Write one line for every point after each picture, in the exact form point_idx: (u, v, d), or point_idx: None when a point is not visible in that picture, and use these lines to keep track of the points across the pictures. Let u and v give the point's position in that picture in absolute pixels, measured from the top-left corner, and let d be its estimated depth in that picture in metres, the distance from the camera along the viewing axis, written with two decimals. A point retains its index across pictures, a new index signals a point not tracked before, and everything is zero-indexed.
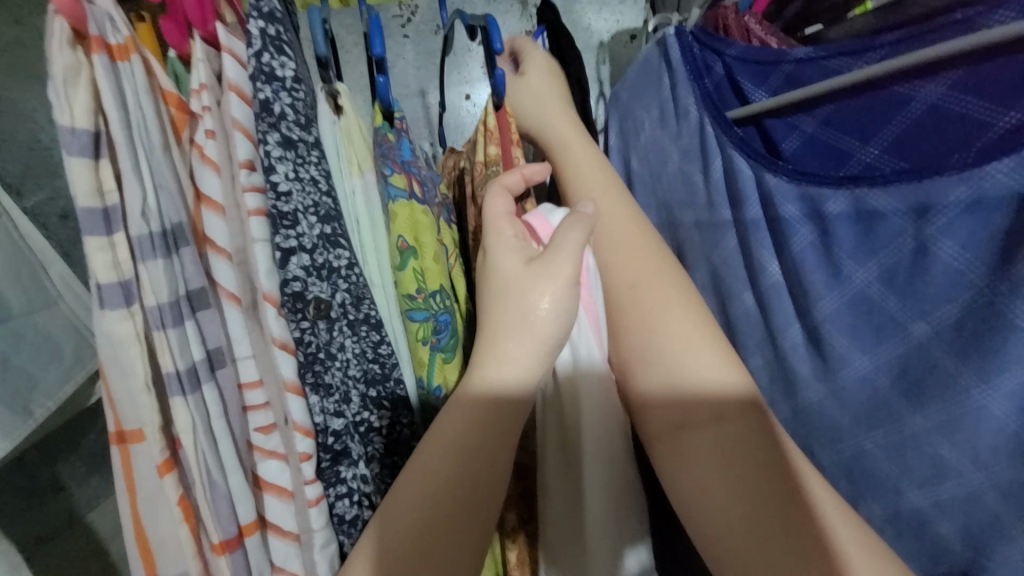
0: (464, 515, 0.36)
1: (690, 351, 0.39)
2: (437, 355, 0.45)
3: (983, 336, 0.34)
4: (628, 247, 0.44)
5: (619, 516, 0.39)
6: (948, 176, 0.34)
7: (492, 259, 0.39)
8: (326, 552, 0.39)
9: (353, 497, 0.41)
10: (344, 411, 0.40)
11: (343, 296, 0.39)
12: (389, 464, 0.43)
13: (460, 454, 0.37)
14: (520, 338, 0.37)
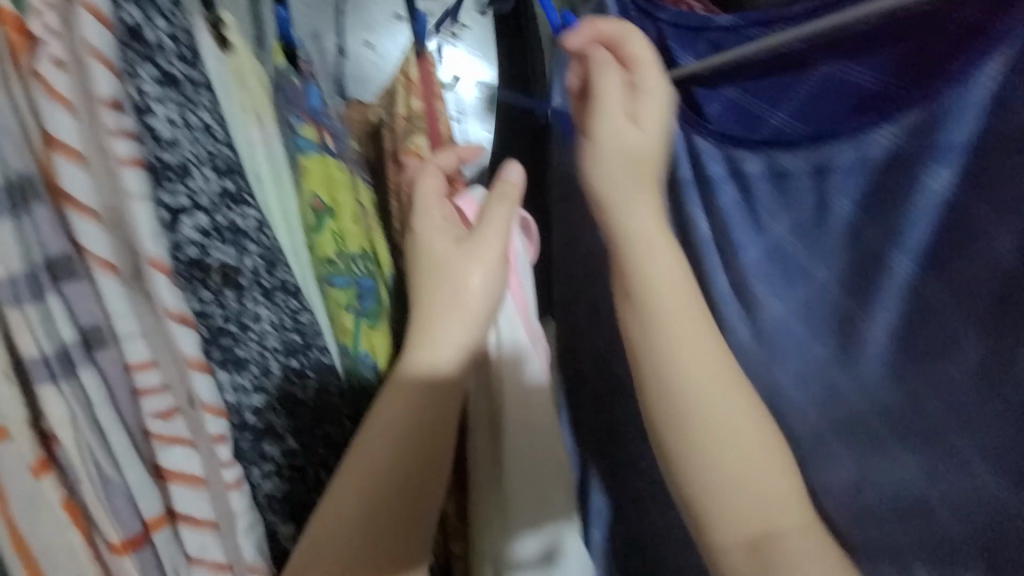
0: (396, 509, 0.37)
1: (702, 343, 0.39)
2: (362, 321, 0.43)
3: (859, 283, 0.41)
4: (701, 372, 0.38)
5: (537, 491, 0.43)
6: (840, 140, 0.42)
7: (418, 241, 0.39)
8: (252, 535, 0.36)
9: (281, 474, 0.38)
10: (265, 384, 0.37)
11: (254, 261, 0.36)
12: (319, 433, 0.41)
13: (394, 444, 0.37)
14: (450, 322, 0.38)
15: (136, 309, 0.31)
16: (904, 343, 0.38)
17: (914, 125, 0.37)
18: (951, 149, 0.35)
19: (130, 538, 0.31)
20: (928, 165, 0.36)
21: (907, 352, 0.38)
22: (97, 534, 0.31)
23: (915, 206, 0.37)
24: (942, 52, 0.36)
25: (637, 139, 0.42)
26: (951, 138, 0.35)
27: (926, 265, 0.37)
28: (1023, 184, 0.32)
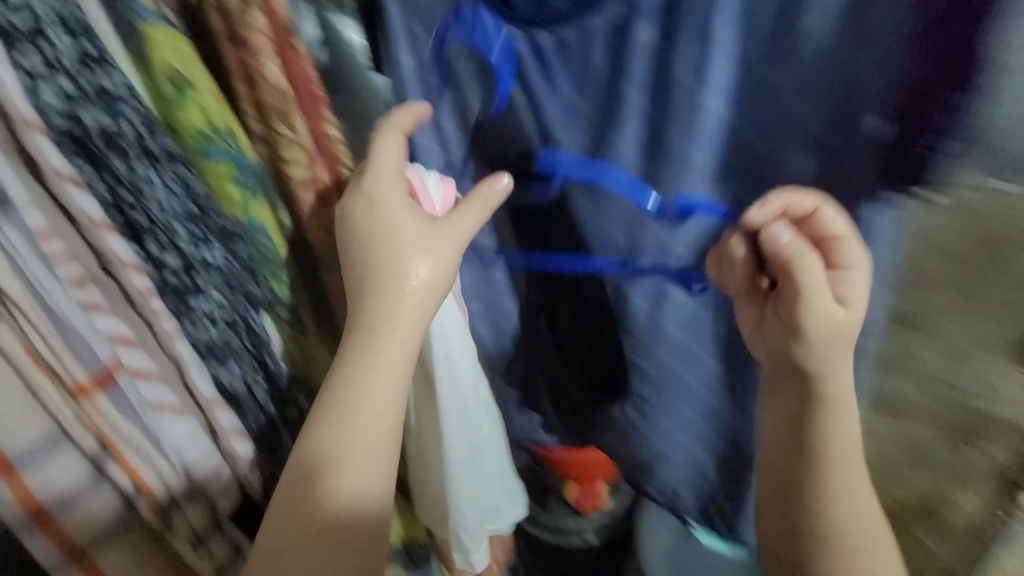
0: (351, 464, 0.46)
1: (849, 457, 0.52)
2: (247, 193, 0.48)
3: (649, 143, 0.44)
4: (851, 486, 0.53)
5: (479, 476, 0.62)
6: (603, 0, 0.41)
7: (386, 221, 0.48)
8: (204, 378, 0.42)
9: (217, 323, 0.43)
10: (176, 246, 0.41)
11: (131, 127, 0.37)
12: (243, 294, 0.46)
13: (354, 404, 0.46)
14: (390, 313, 0.47)
15: (23, 178, 0.32)
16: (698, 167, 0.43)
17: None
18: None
19: (96, 379, 0.36)
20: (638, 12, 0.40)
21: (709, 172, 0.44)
22: (61, 376, 0.35)
23: (639, 53, 0.41)
24: None
25: (840, 316, 0.47)
26: None
27: (708, 89, 0.40)
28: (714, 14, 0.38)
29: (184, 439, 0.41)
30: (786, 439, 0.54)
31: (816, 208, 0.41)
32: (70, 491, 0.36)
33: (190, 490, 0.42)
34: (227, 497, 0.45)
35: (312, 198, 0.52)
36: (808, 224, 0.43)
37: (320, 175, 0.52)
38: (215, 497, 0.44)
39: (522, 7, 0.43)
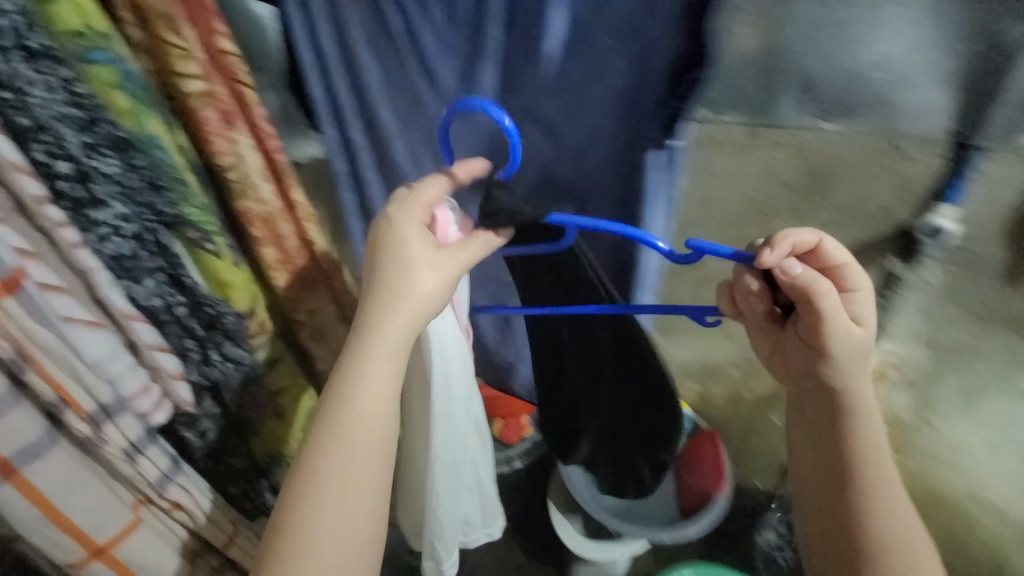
0: (343, 484, 0.51)
1: (868, 443, 0.61)
2: (136, 104, 0.44)
3: (513, 77, 0.59)
4: (877, 469, 0.61)
5: (463, 525, 0.85)
6: None
7: (400, 244, 0.52)
8: (116, 289, 0.43)
9: (121, 235, 0.46)
10: (68, 154, 0.42)
11: (5, 20, 0.36)
12: (148, 209, 0.47)
13: (348, 427, 0.52)
14: (387, 339, 0.52)
15: None
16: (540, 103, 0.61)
17: None
18: None
19: (2, 285, 0.36)
20: None
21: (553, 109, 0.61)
22: None
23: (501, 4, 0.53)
24: None
25: (859, 333, 0.59)
26: None
27: (547, 41, 0.55)
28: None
29: (101, 353, 0.43)
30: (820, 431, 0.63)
31: (820, 243, 0.57)
32: None
33: (115, 403, 0.45)
34: (158, 412, 0.49)
35: (215, 114, 0.53)
36: (814, 255, 0.59)
37: (216, 88, 0.51)
38: (143, 411, 0.48)
39: None
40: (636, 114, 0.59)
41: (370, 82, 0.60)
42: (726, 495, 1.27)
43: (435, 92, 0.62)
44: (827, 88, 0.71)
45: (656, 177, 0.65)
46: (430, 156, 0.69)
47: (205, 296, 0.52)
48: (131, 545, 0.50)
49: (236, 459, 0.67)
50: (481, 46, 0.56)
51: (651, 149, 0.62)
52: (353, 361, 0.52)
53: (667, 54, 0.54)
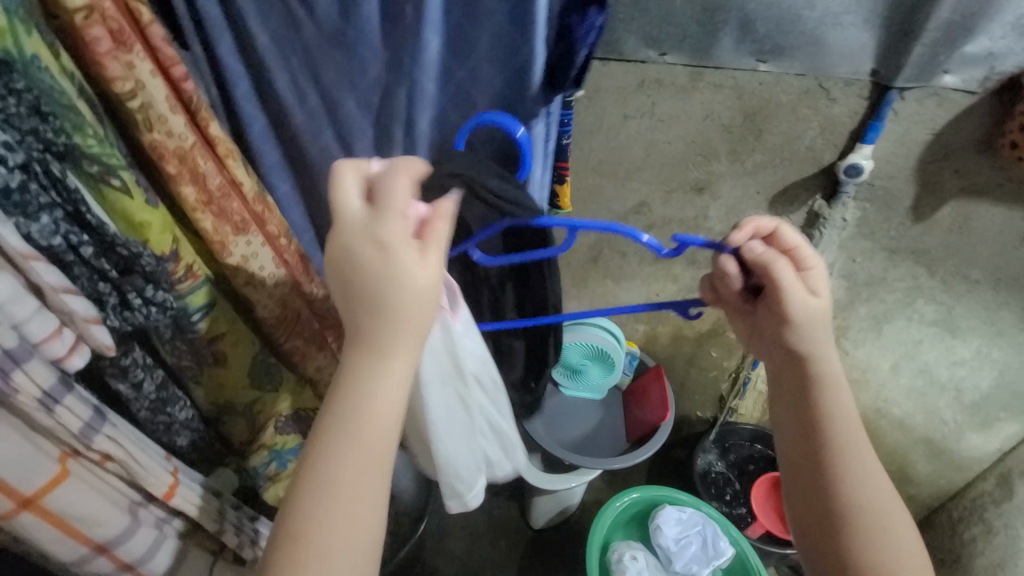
0: (351, 496, 0.47)
1: (837, 406, 0.59)
2: (7, 15, 0.39)
3: (396, 17, 0.58)
4: (847, 431, 0.59)
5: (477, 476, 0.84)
6: None
7: (387, 244, 0.47)
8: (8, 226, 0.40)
9: (9, 164, 0.42)
10: None
11: None
12: (37, 139, 0.44)
13: (368, 430, 0.48)
14: (392, 345, 0.48)
15: None
16: (451, 50, 0.61)
17: None
18: None
19: None
20: None
21: (455, 57, 0.62)
22: None
23: None
24: None
25: (817, 303, 0.58)
26: None
27: None
28: None
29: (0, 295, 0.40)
30: (789, 398, 0.61)
31: (774, 228, 0.60)
32: None
33: (21, 349, 0.42)
34: (75, 356, 0.46)
35: (104, 36, 0.47)
36: (774, 239, 0.61)
37: (101, 2, 0.46)
38: (57, 357, 0.45)
39: None
40: (520, 61, 0.61)
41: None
42: (668, 424, 1.35)
43: (312, 18, 0.58)
44: (759, 24, 0.88)
45: (541, 133, 0.69)
46: (315, 91, 0.64)
47: (113, 236, 0.49)
48: (61, 496, 0.49)
49: (177, 411, 0.65)
50: None
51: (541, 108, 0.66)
52: (380, 362, 0.48)
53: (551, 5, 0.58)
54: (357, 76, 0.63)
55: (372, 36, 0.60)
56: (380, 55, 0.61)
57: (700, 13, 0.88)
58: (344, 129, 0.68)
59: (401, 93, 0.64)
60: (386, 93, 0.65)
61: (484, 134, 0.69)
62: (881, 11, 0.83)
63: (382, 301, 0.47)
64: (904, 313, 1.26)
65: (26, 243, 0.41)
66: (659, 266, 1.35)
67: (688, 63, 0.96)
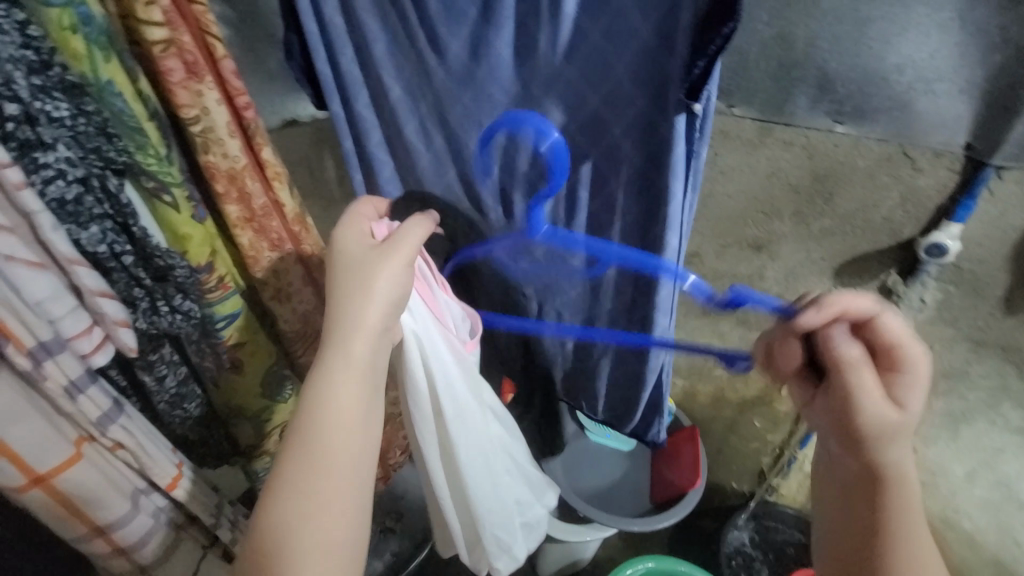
0: (307, 486, 0.49)
1: (899, 492, 0.49)
2: (94, 46, 0.45)
3: (525, 62, 0.61)
4: (908, 519, 0.49)
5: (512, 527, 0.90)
6: None
7: (343, 245, 0.56)
8: (59, 234, 0.45)
9: (66, 179, 0.47)
10: (17, 95, 0.43)
11: None
12: (98, 156, 0.48)
13: (326, 427, 0.51)
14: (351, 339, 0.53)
15: None
16: (572, 93, 0.62)
17: None
18: None
19: None
20: None
21: (581, 94, 0.61)
22: None
23: None
24: None
25: (896, 418, 0.48)
26: None
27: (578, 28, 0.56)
28: None
29: (44, 293, 0.45)
30: (850, 470, 0.52)
31: (872, 314, 0.50)
32: None
33: (54, 342, 0.47)
34: (99, 353, 0.51)
35: (179, 67, 0.52)
36: (869, 329, 0.51)
37: (181, 37, 0.51)
38: (83, 352, 0.50)
39: None
40: (663, 76, 0.56)
41: (378, 60, 0.69)
42: (698, 492, 1.26)
43: (442, 65, 0.65)
44: (840, 83, 0.79)
45: (683, 151, 0.61)
46: (440, 133, 0.73)
47: (154, 247, 0.54)
48: (70, 476, 0.52)
49: (192, 408, 0.69)
50: (494, 13, 0.57)
51: (678, 115, 0.58)
52: (332, 368, 0.52)
53: (695, 12, 0.50)
54: (485, 115, 0.68)
55: (503, 78, 0.64)
56: (472, 95, 0.66)
57: (774, 68, 0.81)
58: (466, 164, 0.75)
59: (528, 126, 0.67)
60: (511, 130, 0.69)
61: (620, 159, 0.65)
62: (980, 80, 0.72)
63: (332, 306, 0.55)
64: (986, 416, 1.12)
65: (74, 248, 0.46)
66: (705, 322, 1.28)
67: (758, 118, 0.90)
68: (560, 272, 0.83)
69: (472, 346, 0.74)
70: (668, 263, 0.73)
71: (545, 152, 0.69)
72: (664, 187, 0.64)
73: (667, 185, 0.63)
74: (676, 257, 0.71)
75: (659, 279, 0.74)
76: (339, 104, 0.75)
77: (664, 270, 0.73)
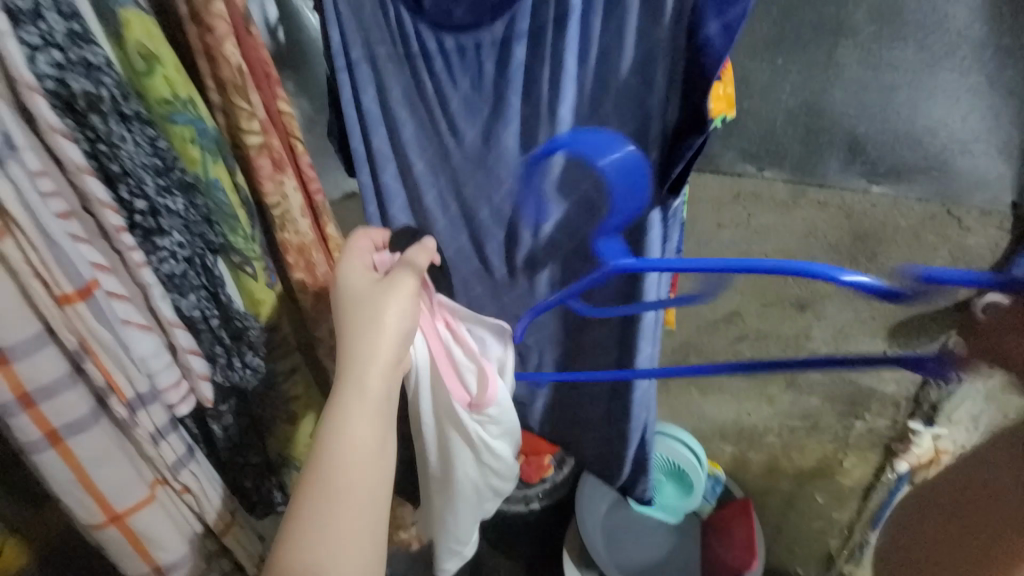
0: (331, 520, 0.50)
1: None
2: (205, 152, 0.57)
3: (528, 147, 0.74)
4: None
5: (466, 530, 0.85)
6: (483, 32, 0.67)
7: (348, 278, 0.61)
8: (165, 301, 0.55)
9: (177, 257, 0.56)
10: (145, 193, 0.52)
11: (109, 91, 0.47)
12: (200, 237, 0.58)
13: (344, 462, 0.52)
14: (365, 371, 0.56)
15: (18, 128, 0.42)
16: (568, 170, 0.75)
17: (502, 37, 0.67)
18: (516, 37, 0.66)
19: (79, 290, 0.47)
20: (513, 44, 0.67)
21: (575, 175, 0.75)
22: (53, 285, 0.45)
23: (512, 87, 0.70)
24: None
25: None
26: (516, 47, 0.67)
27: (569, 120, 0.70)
28: (560, 73, 0.67)
29: (147, 351, 0.54)
30: None
31: None
32: (52, 379, 0.47)
33: (149, 394, 0.55)
34: (183, 404, 0.59)
35: (268, 163, 0.63)
36: None
37: (272, 141, 0.63)
38: (171, 403, 0.58)
39: (457, 17, 0.67)
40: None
41: (405, 142, 0.80)
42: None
43: (460, 150, 0.78)
44: (871, 144, 0.97)
45: (658, 235, 0.72)
46: (457, 206, 0.84)
47: (235, 312, 0.63)
48: (143, 518, 0.58)
49: (252, 455, 0.75)
50: (502, 109, 0.72)
51: (657, 209, 0.70)
52: (347, 403, 0.54)
53: (666, 124, 0.64)
54: (493, 191, 0.80)
55: (509, 162, 0.76)
56: (487, 174, 0.79)
57: (803, 134, 1.00)
58: (478, 233, 0.86)
59: (529, 204, 0.79)
60: (516, 204, 0.80)
61: None
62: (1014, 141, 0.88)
63: (345, 342, 0.58)
64: None
65: (174, 313, 0.56)
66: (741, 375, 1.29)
67: (791, 180, 1.06)
68: (555, 322, 0.94)
69: (478, 403, 0.71)
70: (644, 327, 0.85)
71: (548, 224, 0.80)
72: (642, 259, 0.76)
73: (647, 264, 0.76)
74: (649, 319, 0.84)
75: (639, 339, 0.86)
76: (367, 175, 0.85)
77: (643, 331, 0.85)
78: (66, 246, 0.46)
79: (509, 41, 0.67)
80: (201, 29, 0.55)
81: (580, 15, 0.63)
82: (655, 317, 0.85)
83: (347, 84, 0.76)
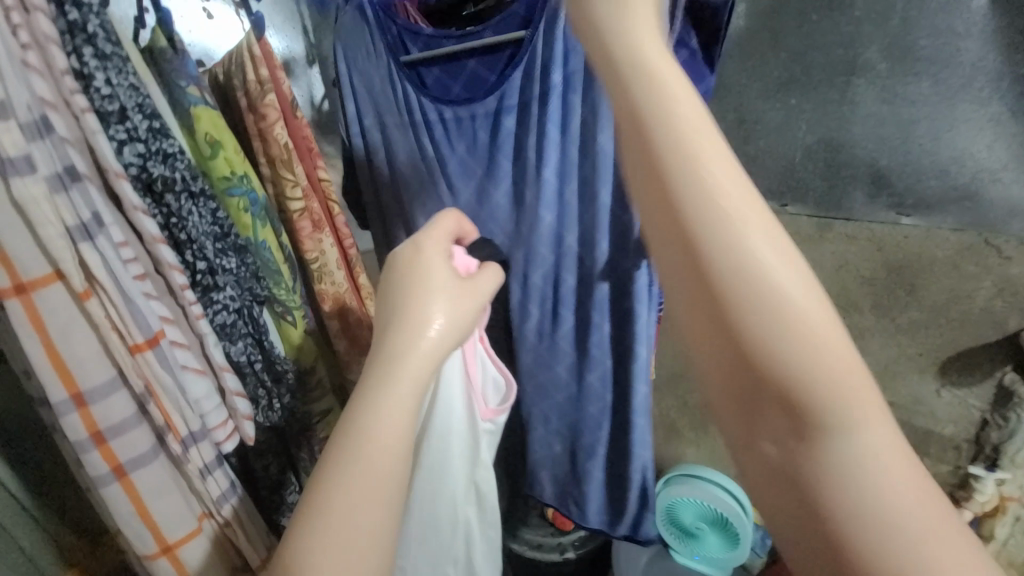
0: (353, 492, 0.46)
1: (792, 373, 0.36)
2: (256, 218, 0.66)
3: (521, 201, 0.84)
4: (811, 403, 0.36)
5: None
6: (479, 105, 0.79)
7: (426, 261, 0.59)
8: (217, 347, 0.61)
9: (228, 310, 0.63)
10: (205, 255, 0.60)
11: (182, 173, 0.57)
12: (249, 291, 0.66)
13: (371, 445, 0.49)
14: (411, 351, 0.53)
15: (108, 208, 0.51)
16: (564, 218, 0.82)
17: (495, 108, 0.79)
18: (507, 108, 0.78)
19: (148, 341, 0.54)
20: (505, 113, 0.78)
21: (561, 226, 0.83)
22: (129, 337, 0.53)
23: (503, 149, 0.81)
24: (483, 69, 0.78)
25: None
26: (508, 117, 0.78)
27: (557, 178, 0.79)
28: (545, 136, 0.77)
29: (201, 393, 0.60)
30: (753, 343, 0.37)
31: None
32: (122, 419, 0.54)
33: (200, 432, 0.61)
34: (228, 442, 0.64)
35: (308, 224, 0.72)
36: None
37: (312, 205, 0.72)
38: (218, 441, 0.63)
39: (459, 93, 0.81)
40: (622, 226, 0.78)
41: (410, 201, 0.92)
42: None
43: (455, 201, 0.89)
44: (893, 180, 1.00)
45: (645, 281, 0.82)
46: None
47: (276, 356, 0.71)
48: (189, 549, 0.63)
49: (288, 493, 0.83)
50: (495, 170, 0.83)
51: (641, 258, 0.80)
52: (386, 382, 0.51)
53: None
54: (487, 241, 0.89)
55: (499, 217, 0.87)
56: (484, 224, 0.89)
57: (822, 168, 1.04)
58: None
59: (519, 257, 0.88)
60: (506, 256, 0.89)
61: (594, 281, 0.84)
62: None
63: (407, 313, 0.55)
64: None
65: (224, 358, 0.63)
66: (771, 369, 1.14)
67: (814, 213, 1.10)
68: (548, 374, 0.98)
69: (490, 413, 0.76)
70: (639, 366, 0.89)
71: (566, 273, 0.86)
72: (630, 298, 0.83)
73: (638, 303, 0.83)
74: (644, 360, 0.88)
75: (634, 379, 0.90)
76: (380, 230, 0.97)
77: (637, 372, 0.89)
78: (141, 305, 0.53)
79: (500, 113, 0.79)
80: (258, 118, 0.66)
81: (561, 92, 0.74)
82: (649, 358, 0.89)
83: (361, 148, 0.90)
